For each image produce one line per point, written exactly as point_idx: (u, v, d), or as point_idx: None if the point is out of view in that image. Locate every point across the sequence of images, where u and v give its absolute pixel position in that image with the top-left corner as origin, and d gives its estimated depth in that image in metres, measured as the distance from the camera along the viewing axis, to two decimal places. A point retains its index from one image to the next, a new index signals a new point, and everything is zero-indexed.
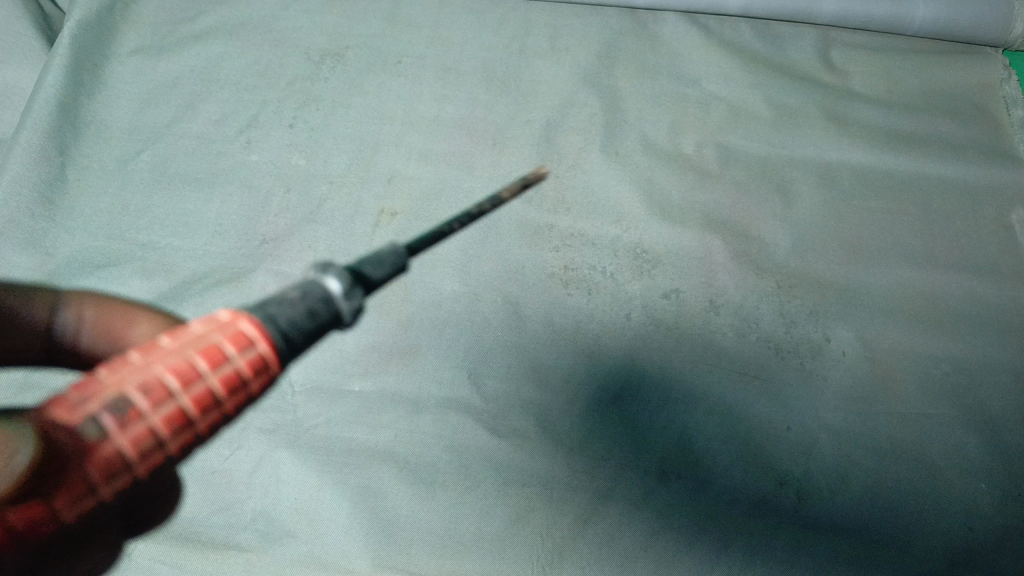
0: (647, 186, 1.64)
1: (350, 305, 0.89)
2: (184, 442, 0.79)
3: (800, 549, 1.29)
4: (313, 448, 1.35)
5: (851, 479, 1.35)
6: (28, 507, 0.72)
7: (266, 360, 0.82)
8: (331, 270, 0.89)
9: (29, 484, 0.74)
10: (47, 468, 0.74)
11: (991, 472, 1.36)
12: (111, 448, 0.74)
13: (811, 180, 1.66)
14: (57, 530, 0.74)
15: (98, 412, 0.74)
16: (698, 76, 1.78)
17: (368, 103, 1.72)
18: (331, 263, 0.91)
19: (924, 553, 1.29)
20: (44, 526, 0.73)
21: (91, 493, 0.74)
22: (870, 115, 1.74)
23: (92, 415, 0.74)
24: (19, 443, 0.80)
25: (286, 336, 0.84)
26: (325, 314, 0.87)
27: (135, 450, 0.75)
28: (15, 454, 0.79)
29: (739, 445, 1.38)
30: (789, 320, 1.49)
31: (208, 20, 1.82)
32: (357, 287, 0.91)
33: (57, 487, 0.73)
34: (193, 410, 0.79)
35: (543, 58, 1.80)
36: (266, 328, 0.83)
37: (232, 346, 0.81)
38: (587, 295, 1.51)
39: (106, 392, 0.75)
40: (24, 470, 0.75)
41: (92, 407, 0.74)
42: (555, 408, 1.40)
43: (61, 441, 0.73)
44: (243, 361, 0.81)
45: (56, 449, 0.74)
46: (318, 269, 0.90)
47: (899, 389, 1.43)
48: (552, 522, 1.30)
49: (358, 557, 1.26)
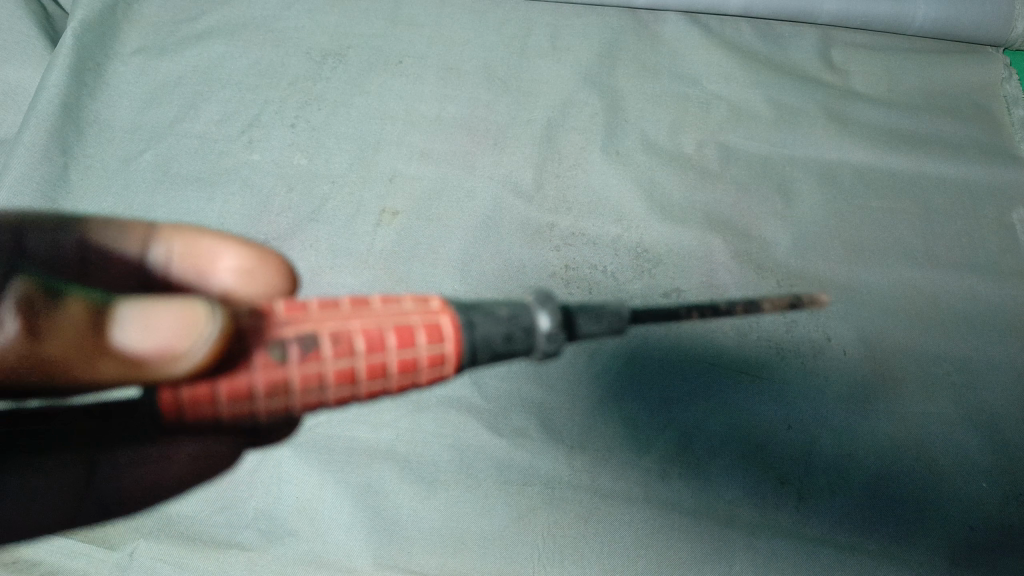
0: (648, 186, 1.64)
1: (547, 343, 0.99)
2: (339, 393, 0.96)
3: (800, 548, 1.29)
4: (315, 448, 1.35)
5: (852, 478, 1.35)
6: (204, 385, 0.93)
7: (444, 358, 0.97)
8: (548, 306, 1.00)
9: (216, 365, 0.91)
10: (231, 358, 0.92)
11: (992, 471, 1.36)
12: (285, 374, 0.92)
13: (812, 179, 1.66)
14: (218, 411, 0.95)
15: (290, 341, 0.93)
16: (699, 75, 1.78)
17: (369, 102, 1.73)
18: (551, 298, 1.01)
19: (924, 551, 1.29)
20: (211, 405, 0.94)
21: (252, 399, 0.93)
22: (870, 114, 1.74)
23: (285, 342, 0.93)
24: (202, 324, 0.91)
25: (477, 349, 0.98)
26: (518, 341, 0.99)
27: (301, 383, 0.93)
28: (200, 331, 0.90)
29: (739, 443, 1.38)
30: (790, 320, 1.50)
31: (210, 20, 1.82)
32: (562, 331, 0.99)
33: (228, 374, 0.92)
34: (362, 373, 0.95)
35: (544, 57, 1.80)
36: (461, 333, 0.97)
37: (424, 336, 0.96)
38: (588, 294, 1.51)
39: (306, 327, 0.94)
40: (215, 348, 0.90)
41: (291, 333, 0.93)
42: (556, 407, 1.40)
43: (257, 347, 0.92)
44: (426, 353, 0.96)
45: (245, 347, 0.92)
46: (539, 300, 1.01)
47: (899, 388, 1.43)
48: (553, 522, 1.30)
49: (359, 556, 1.25)
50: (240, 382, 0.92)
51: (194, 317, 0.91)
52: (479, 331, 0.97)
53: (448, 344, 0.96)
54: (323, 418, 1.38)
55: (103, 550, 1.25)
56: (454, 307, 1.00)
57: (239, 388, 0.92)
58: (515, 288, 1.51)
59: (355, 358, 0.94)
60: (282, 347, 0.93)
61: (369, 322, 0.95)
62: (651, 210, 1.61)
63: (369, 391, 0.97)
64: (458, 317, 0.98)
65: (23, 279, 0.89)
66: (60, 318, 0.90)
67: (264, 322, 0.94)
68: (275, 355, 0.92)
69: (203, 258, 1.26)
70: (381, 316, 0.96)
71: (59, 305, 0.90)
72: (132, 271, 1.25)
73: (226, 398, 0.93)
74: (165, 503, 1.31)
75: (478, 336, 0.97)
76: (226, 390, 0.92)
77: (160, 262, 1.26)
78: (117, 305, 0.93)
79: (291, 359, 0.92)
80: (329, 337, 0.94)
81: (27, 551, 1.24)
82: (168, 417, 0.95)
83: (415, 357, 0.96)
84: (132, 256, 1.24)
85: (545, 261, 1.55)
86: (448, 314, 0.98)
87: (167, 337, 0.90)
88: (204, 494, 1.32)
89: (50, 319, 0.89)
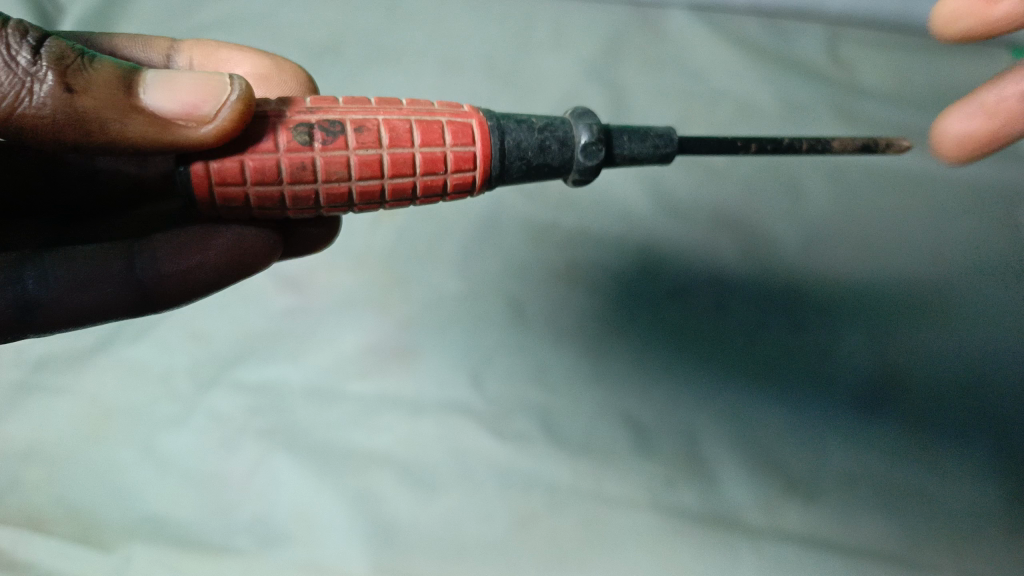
0: (651, 183, 1.62)
1: (584, 160, 0.96)
2: (365, 188, 0.90)
3: (810, 553, 1.25)
4: (312, 452, 1.33)
5: (859, 482, 1.33)
6: (229, 164, 0.87)
7: (468, 160, 0.91)
8: (587, 121, 0.96)
9: (236, 137, 0.86)
10: (255, 134, 0.87)
11: (1004, 472, 1.33)
12: (309, 157, 0.86)
13: (818, 177, 1.63)
14: (242, 197, 0.89)
15: (315, 125, 0.86)
16: (704, 70, 1.76)
17: (368, 98, 1.70)
18: (589, 116, 0.97)
19: (932, 557, 1.26)
20: (235, 188, 0.88)
21: (278, 185, 0.88)
22: (877, 111, 1.71)
23: (309, 126, 0.86)
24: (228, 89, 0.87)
25: (509, 153, 0.93)
26: (555, 153, 0.95)
27: (325, 169, 0.87)
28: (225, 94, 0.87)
29: (745, 446, 1.35)
30: (799, 318, 1.47)
31: (206, 14, 1.80)
32: (603, 149, 0.96)
33: (255, 151, 0.86)
34: (388, 167, 0.88)
35: (546, 53, 1.77)
36: (491, 137, 0.92)
37: (450, 135, 0.90)
38: (591, 293, 1.49)
39: (332, 114, 0.87)
40: (239, 104, 0.86)
41: (317, 118, 0.87)
42: (558, 408, 1.38)
43: (281, 133, 0.86)
44: (453, 155, 0.90)
45: (271, 133, 0.87)
46: (577, 116, 0.97)
47: (908, 391, 1.40)
48: (556, 527, 1.27)
49: (356, 561, 1.23)
50: (263, 160, 0.86)
51: (218, 83, 0.88)
52: (509, 134, 0.93)
53: (479, 146, 0.91)
54: (321, 421, 1.36)
55: (98, 552, 1.23)
56: (484, 111, 0.94)
57: (264, 168, 0.87)
58: (516, 287, 1.49)
59: (381, 149, 0.87)
60: (306, 128, 0.86)
61: (395, 115, 0.89)
62: (655, 208, 1.59)
63: (394, 191, 0.91)
64: (487, 121, 0.93)
65: (56, 39, 0.86)
66: (91, 73, 0.86)
67: (291, 112, 0.87)
68: (301, 137, 0.86)
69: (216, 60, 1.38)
70: (410, 111, 0.90)
71: (89, 67, 0.86)
72: None
73: (252, 177, 0.87)
74: (161, 508, 1.29)
75: (508, 138, 0.93)
76: (251, 167, 0.87)
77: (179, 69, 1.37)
78: (143, 72, 0.89)
79: (316, 141, 0.86)
80: (355, 124, 0.87)
81: (25, 553, 1.23)
82: (185, 193, 0.90)
83: (443, 155, 0.90)
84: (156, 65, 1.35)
85: (547, 260, 1.53)
86: (477, 116, 0.92)
87: (191, 97, 0.87)
88: (201, 498, 1.29)
89: (80, 74, 0.85)
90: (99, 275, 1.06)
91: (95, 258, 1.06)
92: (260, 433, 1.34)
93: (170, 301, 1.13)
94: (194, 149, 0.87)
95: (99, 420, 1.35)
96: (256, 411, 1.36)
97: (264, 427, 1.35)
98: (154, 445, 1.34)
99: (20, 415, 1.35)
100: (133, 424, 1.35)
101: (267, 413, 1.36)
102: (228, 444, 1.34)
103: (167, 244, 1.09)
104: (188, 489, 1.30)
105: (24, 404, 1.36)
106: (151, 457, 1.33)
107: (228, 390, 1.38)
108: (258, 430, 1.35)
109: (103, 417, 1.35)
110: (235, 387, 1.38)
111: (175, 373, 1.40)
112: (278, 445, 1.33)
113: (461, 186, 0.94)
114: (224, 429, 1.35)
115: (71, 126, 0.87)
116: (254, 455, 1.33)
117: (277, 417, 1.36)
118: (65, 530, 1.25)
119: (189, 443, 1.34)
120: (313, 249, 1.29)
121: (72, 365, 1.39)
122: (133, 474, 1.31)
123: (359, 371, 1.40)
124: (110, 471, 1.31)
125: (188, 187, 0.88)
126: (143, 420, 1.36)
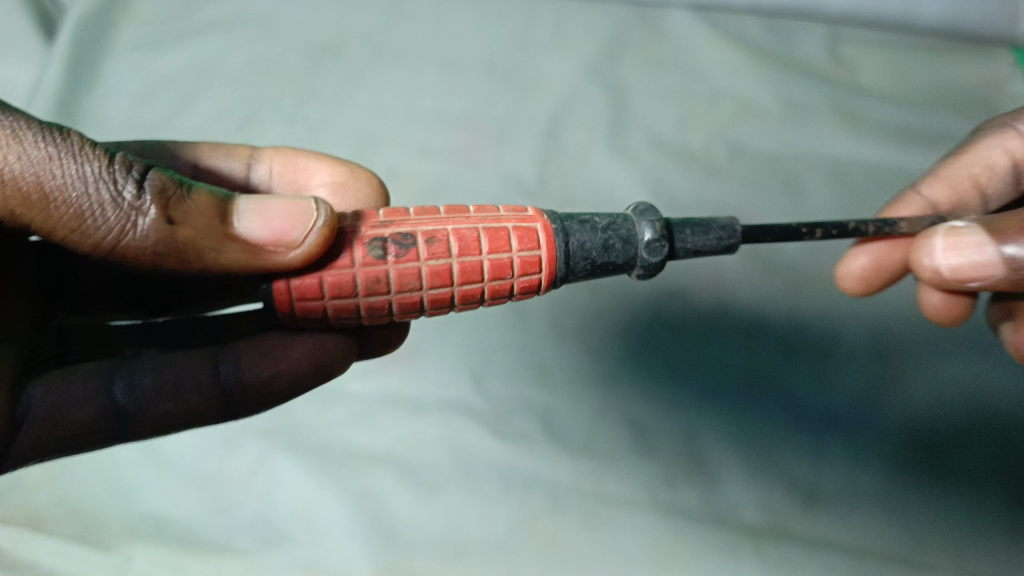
0: (652, 184, 1.62)
1: (646, 256, 0.95)
2: (435, 296, 0.90)
3: (811, 553, 1.25)
4: (313, 451, 1.33)
5: (861, 481, 1.32)
6: (308, 279, 0.89)
7: (535, 265, 0.91)
8: (648, 218, 0.95)
9: (318, 258, 0.88)
10: (335, 252, 0.89)
11: (1004, 473, 1.32)
12: (383, 269, 0.88)
13: (819, 178, 1.64)
14: (321, 308, 0.91)
15: (387, 238, 0.88)
16: (705, 70, 1.75)
17: (369, 98, 1.70)
18: (651, 212, 0.97)
19: (932, 556, 1.26)
20: (313, 300, 0.90)
21: (353, 295, 0.89)
22: (879, 110, 1.71)
23: (382, 240, 0.88)
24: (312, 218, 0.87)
25: (570, 254, 0.92)
26: (618, 250, 0.94)
27: (399, 280, 0.88)
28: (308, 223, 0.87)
29: (745, 446, 1.35)
30: (800, 318, 1.47)
31: (207, 14, 1.80)
32: (665, 245, 0.95)
33: (332, 268, 0.89)
34: (457, 275, 0.89)
35: (547, 52, 1.77)
36: (556, 239, 0.92)
37: (516, 240, 0.90)
38: (591, 293, 1.49)
39: (404, 226, 0.89)
40: (321, 239, 0.87)
41: (392, 231, 0.89)
42: (558, 408, 1.38)
43: (355, 246, 0.89)
44: (519, 259, 0.90)
45: (348, 248, 0.89)
46: (638, 212, 0.96)
47: (909, 390, 1.40)
48: (557, 527, 1.27)
49: (356, 561, 1.23)
50: (340, 276, 0.89)
51: (305, 208, 0.88)
52: (575, 237, 0.92)
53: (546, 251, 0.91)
54: (322, 421, 1.36)
55: (98, 551, 1.23)
56: (548, 214, 0.94)
57: (341, 284, 0.89)
58: None
59: (452, 258, 0.88)
60: (381, 243, 0.88)
61: (464, 224, 0.90)
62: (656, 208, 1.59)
63: (464, 298, 0.91)
64: (552, 223, 0.93)
65: (157, 171, 0.85)
66: (188, 204, 0.85)
67: (368, 225, 0.90)
68: (375, 250, 0.88)
69: (297, 170, 1.28)
70: (476, 217, 0.91)
71: (188, 198, 0.85)
72: (239, 186, 1.28)
73: (329, 291, 0.89)
74: (161, 508, 1.28)
75: (574, 240, 0.93)
76: (329, 283, 0.89)
77: (263, 181, 1.29)
78: (235, 198, 0.89)
79: (389, 254, 0.88)
80: (427, 236, 0.88)
81: (26, 553, 1.22)
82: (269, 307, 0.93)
83: (510, 261, 0.90)
84: (238, 175, 1.28)
85: None
86: (542, 220, 0.92)
87: (281, 224, 0.86)
88: (201, 498, 1.29)
89: (180, 205, 0.84)
90: (185, 384, 1.04)
91: (184, 365, 1.06)
92: (260, 433, 1.34)
93: (255, 406, 1.10)
94: (280, 272, 0.89)
95: None
96: None
97: (265, 427, 1.35)
98: (155, 444, 1.34)
99: None
100: None
101: (268, 414, 1.36)
102: (229, 444, 1.34)
103: (251, 351, 1.07)
104: (188, 489, 1.30)
105: None
106: (151, 457, 1.33)
107: None
108: (258, 430, 1.35)
109: None
110: None
111: None
112: (279, 445, 1.33)
113: (527, 289, 0.94)
114: (226, 429, 1.35)
115: (170, 254, 0.86)
116: (254, 455, 1.33)
117: (277, 417, 1.36)
118: (64, 530, 1.25)
119: (190, 443, 1.34)
120: (385, 349, 1.25)
121: None
122: (133, 473, 1.31)
123: (360, 371, 1.41)
124: (111, 471, 1.31)
125: (270, 302, 0.92)
126: None
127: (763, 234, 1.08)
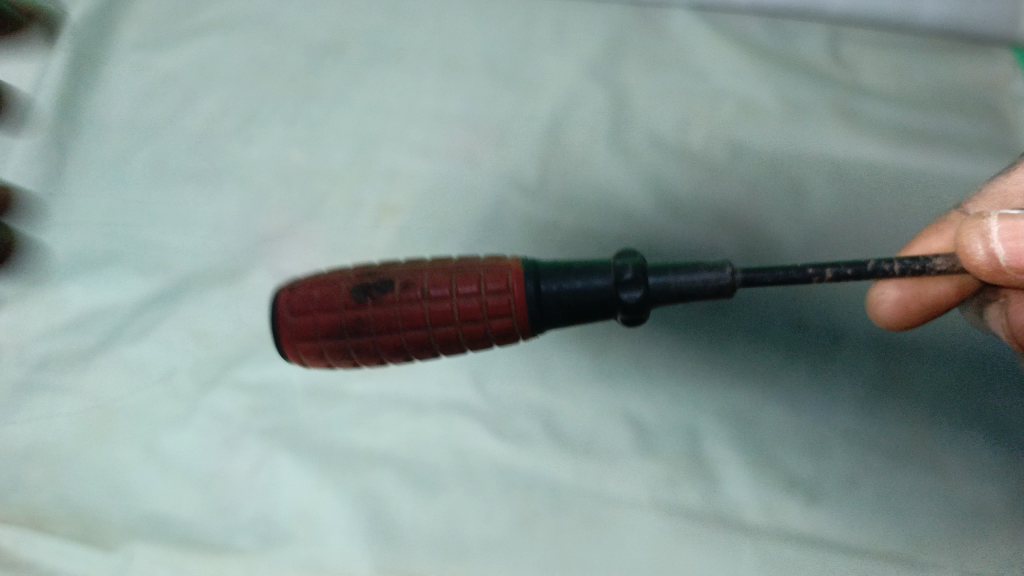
0: (653, 183, 1.62)
1: (627, 295, 1.09)
2: (413, 325, 1.12)
3: (808, 553, 1.26)
4: (314, 450, 1.33)
5: (859, 482, 1.33)
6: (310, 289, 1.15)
7: (504, 306, 1.10)
8: (636, 258, 1.12)
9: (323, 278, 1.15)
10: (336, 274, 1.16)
11: (1005, 474, 1.32)
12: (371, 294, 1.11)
13: (821, 177, 1.64)
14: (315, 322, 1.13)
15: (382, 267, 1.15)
16: (706, 71, 1.76)
17: (370, 98, 1.70)
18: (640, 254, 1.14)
19: (930, 557, 1.26)
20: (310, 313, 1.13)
21: (344, 314, 1.12)
22: (879, 111, 1.71)
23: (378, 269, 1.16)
24: None
25: (541, 296, 1.11)
26: (605, 285, 1.10)
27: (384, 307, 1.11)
28: None
29: (746, 447, 1.35)
30: (803, 316, 1.44)
31: (207, 13, 1.79)
32: (647, 285, 1.09)
33: (330, 287, 1.13)
34: (434, 308, 1.10)
35: (548, 52, 1.77)
36: (527, 283, 1.11)
37: (490, 283, 1.10)
38: None
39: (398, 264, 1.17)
40: None
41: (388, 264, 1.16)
42: (560, 408, 1.38)
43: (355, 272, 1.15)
44: (490, 300, 1.10)
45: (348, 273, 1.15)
46: (629, 253, 1.13)
47: (912, 390, 1.39)
48: (558, 527, 1.27)
49: (358, 561, 1.23)
50: (335, 293, 1.13)
51: None
52: (545, 281, 1.11)
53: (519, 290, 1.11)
54: (321, 420, 1.36)
55: (100, 551, 1.24)
56: (522, 263, 1.14)
57: (333, 300, 1.12)
58: None
59: (428, 294, 1.11)
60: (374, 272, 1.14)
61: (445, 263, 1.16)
62: (657, 207, 1.59)
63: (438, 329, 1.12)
64: (522, 268, 1.13)
65: None
66: None
67: (361, 270, 1.15)
68: (360, 293, 1.12)
69: None
70: (454, 266, 1.14)
71: None
72: None
73: (324, 306, 1.12)
74: (162, 508, 1.28)
75: (546, 283, 1.11)
76: (325, 296, 1.13)
77: None
78: None
79: (378, 283, 1.12)
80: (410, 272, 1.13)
81: (26, 553, 1.23)
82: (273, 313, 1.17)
83: (480, 302, 1.10)
84: None
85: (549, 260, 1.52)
86: (515, 268, 1.13)
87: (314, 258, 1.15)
88: (202, 498, 1.29)
89: None
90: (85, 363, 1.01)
91: None
92: (260, 432, 1.35)
93: None
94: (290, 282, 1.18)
95: (101, 420, 1.35)
96: (259, 411, 1.36)
97: (266, 427, 1.35)
98: (156, 445, 1.34)
99: (22, 414, 1.35)
100: (136, 423, 1.35)
101: (267, 413, 1.36)
102: (230, 444, 1.34)
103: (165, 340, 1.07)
104: (188, 488, 1.30)
105: (27, 404, 1.36)
106: (152, 457, 1.33)
107: (230, 390, 1.38)
108: (259, 430, 1.35)
109: (106, 416, 1.36)
110: (238, 387, 1.38)
111: (178, 373, 1.40)
112: (280, 445, 1.33)
113: (498, 325, 1.12)
114: (227, 429, 1.35)
115: None
116: (253, 455, 1.33)
117: (279, 417, 1.36)
118: (66, 530, 1.26)
119: (192, 443, 1.34)
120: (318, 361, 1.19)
121: (74, 366, 1.40)
122: (135, 473, 1.31)
123: (359, 371, 1.40)
124: (112, 471, 1.31)
125: (275, 309, 1.16)
126: (145, 419, 1.36)
127: (762, 276, 1.14)
